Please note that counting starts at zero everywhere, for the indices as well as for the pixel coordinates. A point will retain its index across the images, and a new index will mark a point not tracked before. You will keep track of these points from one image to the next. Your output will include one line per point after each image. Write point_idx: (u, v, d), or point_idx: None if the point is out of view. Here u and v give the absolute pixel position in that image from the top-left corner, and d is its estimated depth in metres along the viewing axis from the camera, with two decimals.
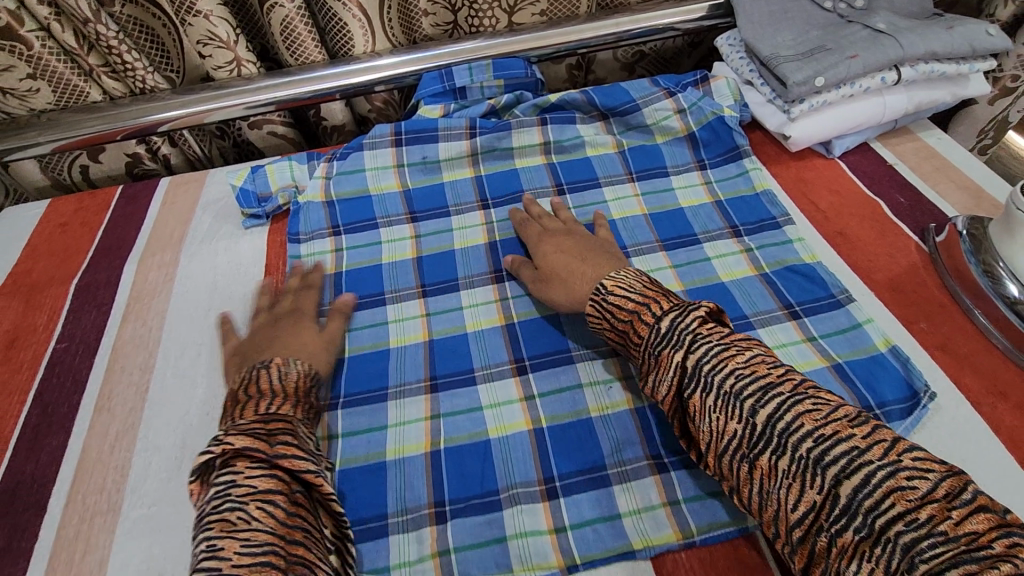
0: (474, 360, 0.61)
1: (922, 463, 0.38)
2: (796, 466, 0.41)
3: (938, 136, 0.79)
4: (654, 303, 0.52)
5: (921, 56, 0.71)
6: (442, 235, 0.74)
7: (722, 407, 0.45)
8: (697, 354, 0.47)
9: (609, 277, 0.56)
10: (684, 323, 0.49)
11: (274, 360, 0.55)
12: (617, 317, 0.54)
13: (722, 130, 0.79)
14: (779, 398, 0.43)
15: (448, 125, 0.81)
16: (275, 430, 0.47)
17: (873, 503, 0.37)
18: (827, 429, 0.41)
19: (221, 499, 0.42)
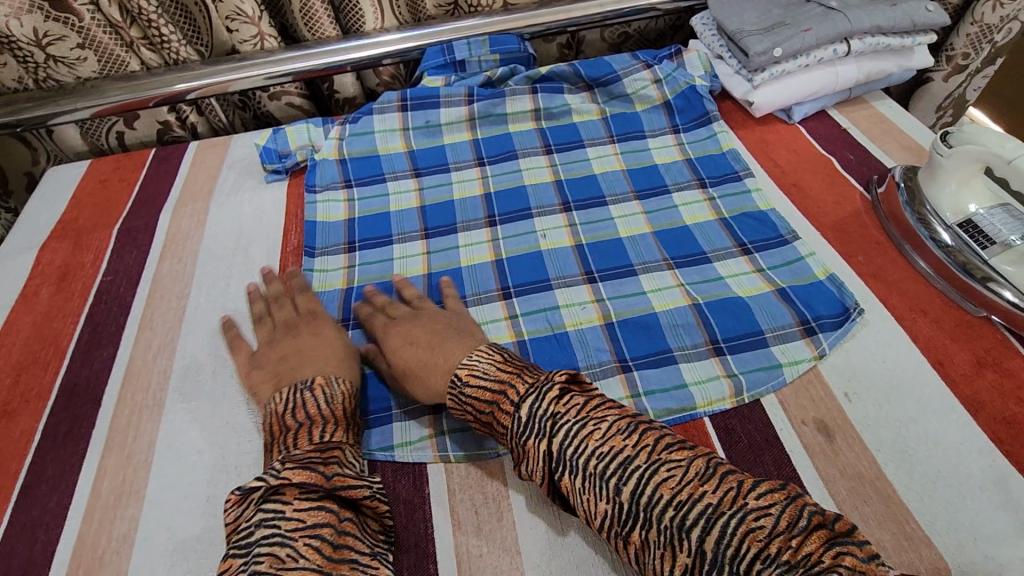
0: (467, 287, 0.70)
1: (765, 499, 0.39)
2: (663, 534, 0.40)
3: (889, 105, 0.89)
4: (510, 388, 0.50)
5: (868, 30, 0.81)
6: (442, 188, 0.83)
7: (589, 488, 0.43)
8: (558, 438, 0.45)
9: (467, 358, 0.54)
10: (539, 407, 0.47)
11: (317, 380, 0.57)
12: (480, 409, 0.51)
13: (695, 98, 0.88)
14: (637, 471, 0.42)
15: (449, 93, 0.90)
16: (329, 456, 0.49)
17: (734, 552, 0.37)
18: (682, 493, 0.40)
19: (269, 531, 0.43)
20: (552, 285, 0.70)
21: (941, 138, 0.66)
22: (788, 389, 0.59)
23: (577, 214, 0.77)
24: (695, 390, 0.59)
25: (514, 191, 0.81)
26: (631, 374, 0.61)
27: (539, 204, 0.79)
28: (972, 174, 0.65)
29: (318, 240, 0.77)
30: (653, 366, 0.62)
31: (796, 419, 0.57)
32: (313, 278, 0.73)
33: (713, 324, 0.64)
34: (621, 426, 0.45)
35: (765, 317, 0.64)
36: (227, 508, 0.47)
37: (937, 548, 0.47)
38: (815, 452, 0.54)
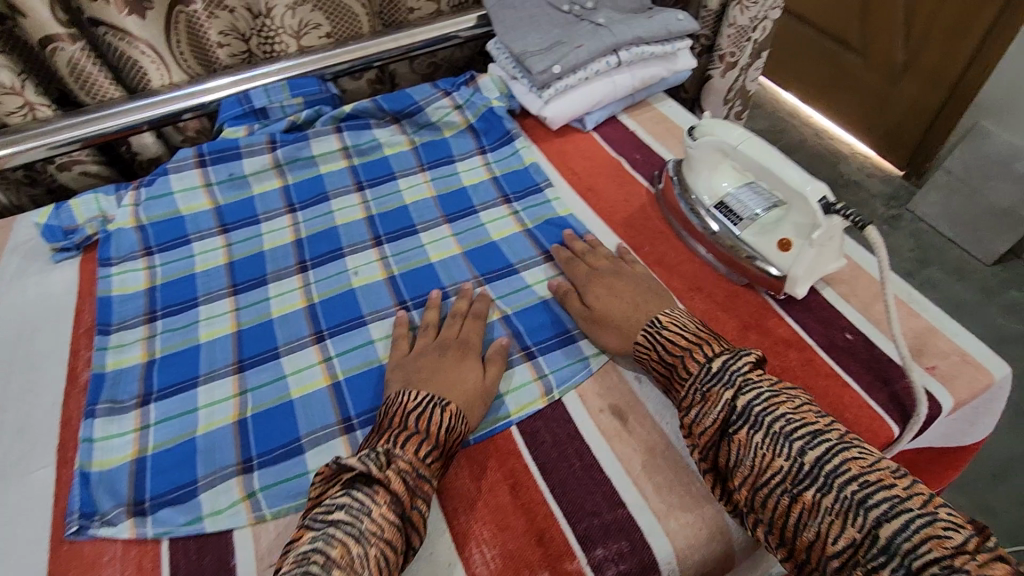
0: (278, 338, 0.68)
1: (953, 517, 0.42)
2: (851, 508, 0.43)
3: (669, 105, 0.99)
4: (705, 344, 0.56)
5: (631, 41, 0.89)
6: (253, 240, 0.81)
7: (769, 444, 0.48)
8: (747, 395, 0.51)
9: (669, 312, 0.61)
10: (736, 364, 0.53)
11: (449, 406, 0.55)
12: (669, 352, 0.57)
13: (494, 119, 0.93)
14: (826, 443, 0.47)
15: (249, 142, 0.88)
16: (418, 485, 0.50)
17: (912, 545, 0.41)
18: (872, 476, 0.44)
19: (352, 521, 0.45)
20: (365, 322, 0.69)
21: (690, 132, 0.73)
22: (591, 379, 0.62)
23: (388, 247, 0.78)
24: (509, 399, 0.60)
25: (326, 233, 0.81)
26: None
27: (350, 241, 0.79)
28: (719, 161, 0.72)
29: (114, 315, 0.72)
30: None
31: (594, 408, 0.60)
32: (105, 357, 0.68)
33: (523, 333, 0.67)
34: (813, 409, 0.50)
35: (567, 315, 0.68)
36: (313, 480, 0.51)
37: (716, 503, 0.53)
38: (612, 437, 0.57)
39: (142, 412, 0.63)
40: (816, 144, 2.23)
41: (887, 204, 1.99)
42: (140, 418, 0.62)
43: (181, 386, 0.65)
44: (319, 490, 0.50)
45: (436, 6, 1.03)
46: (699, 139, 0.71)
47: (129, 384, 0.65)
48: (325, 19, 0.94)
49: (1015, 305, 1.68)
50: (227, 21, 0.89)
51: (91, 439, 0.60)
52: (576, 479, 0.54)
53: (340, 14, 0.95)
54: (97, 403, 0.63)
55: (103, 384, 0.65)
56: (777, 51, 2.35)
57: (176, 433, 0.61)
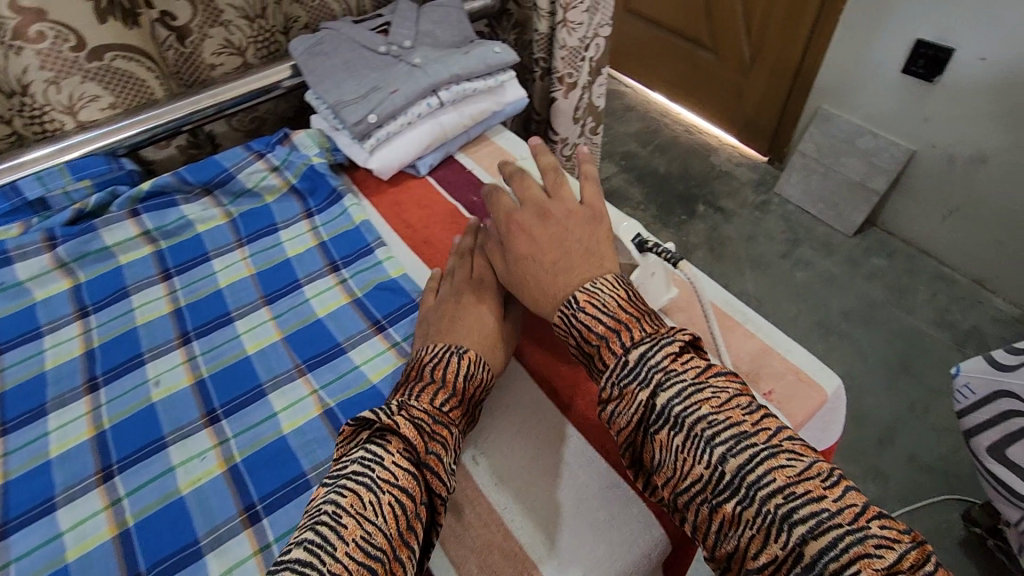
0: (55, 484, 0.57)
1: (888, 532, 0.39)
2: (771, 523, 0.40)
3: (506, 137, 0.96)
4: (624, 331, 0.52)
5: (449, 79, 0.85)
6: (32, 360, 0.68)
7: (688, 449, 0.45)
8: (666, 394, 0.47)
9: (588, 285, 0.55)
10: (654, 355, 0.49)
11: (468, 354, 0.57)
12: (586, 339, 0.54)
13: (318, 177, 0.85)
14: (753, 449, 0.43)
15: (20, 242, 0.75)
16: (435, 434, 0.50)
17: (838, 566, 0.38)
18: (800, 488, 0.41)
19: (362, 471, 0.44)
20: (165, 444, 0.59)
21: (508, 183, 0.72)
22: None
23: (198, 344, 0.69)
24: None
25: (123, 339, 0.70)
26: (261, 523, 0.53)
27: (153, 344, 0.69)
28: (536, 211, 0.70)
29: None
30: (284, 503, 0.54)
31: None
32: None
33: None
34: (742, 402, 0.46)
35: None
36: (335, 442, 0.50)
37: None
38: (445, 539, 0.52)
39: None
40: (688, 139, 2.32)
41: (758, 189, 2.09)
42: None
43: None
44: (339, 449, 0.50)
45: (242, 59, 0.94)
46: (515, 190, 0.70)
47: None
48: (104, 89, 0.82)
49: (879, 271, 1.80)
50: None
51: None
52: None
53: (122, 83, 0.84)
54: None
55: None
56: (640, 55, 2.43)
57: None
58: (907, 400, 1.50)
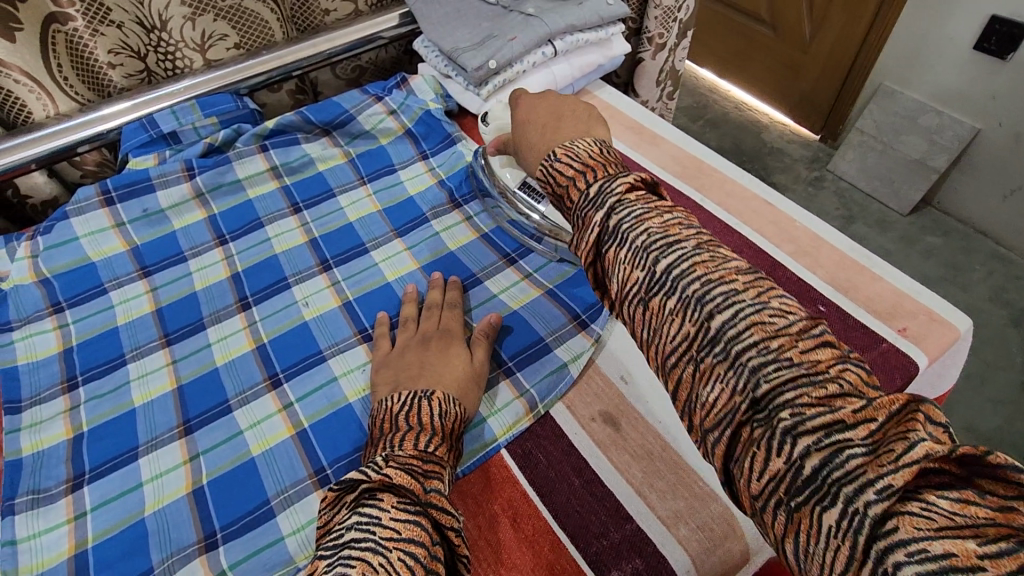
0: (228, 390, 0.61)
1: (935, 424, 0.30)
2: (737, 372, 0.34)
3: (608, 91, 0.97)
4: (593, 171, 0.44)
5: (564, 29, 0.86)
6: (182, 281, 0.72)
7: (668, 307, 0.37)
8: (643, 250, 0.38)
9: (568, 143, 0.49)
10: (615, 189, 0.42)
11: (437, 393, 0.53)
12: (558, 183, 0.46)
13: (433, 122, 0.88)
14: (739, 304, 0.35)
15: (161, 171, 0.79)
16: (428, 472, 0.45)
17: (791, 443, 0.31)
18: (778, 345, 0.33)
19: (362, 536, 0.38)
20: (326, 358, 0.63)
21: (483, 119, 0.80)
22: (575, 389, 0.59)
23: (339, 271, 0.72)
24: (493, 422, 0.57)
25: (265, 264, 0.73)
26: None
27: (295, 269, 0.72)
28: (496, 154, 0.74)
29: (24, 388, 0.62)
30: None
31: (584, 418, 0.57)
32: (20, 440, 0.58)
33: (497, 348, 0.63)
34: (716, 254, 0.38)
35: (540, 321, 0.66)
36: (318, 515, 0.44)
37: (721, 500, 0.51)
38: (606, 444, 0.55)
39: (75, 499, 0.54)
40: (738, 115, 2.32)
41: (810, 166, 2.10)
42: (73, 505, 0.54)
43: (118, 461, 0.56)
44: (325, 523, 0.43)
45: (353, 6, 0.95)
46: (490, 123, 0.80)
47: (53, 468, 0.56)
48: (231, 29, 0.85)
49: (933, 249, 1.81)
50: (116, 38, 0.78)
51: (15, 541, 0.51)
52: (574, 500, 0.52)
53: (246, 23, 0.86)
54: (17, 496, 0.54)
55: (21, 471, 0.56)
56: None
57: (119, 518, 0.53)
58: (963, 372, 1.52)
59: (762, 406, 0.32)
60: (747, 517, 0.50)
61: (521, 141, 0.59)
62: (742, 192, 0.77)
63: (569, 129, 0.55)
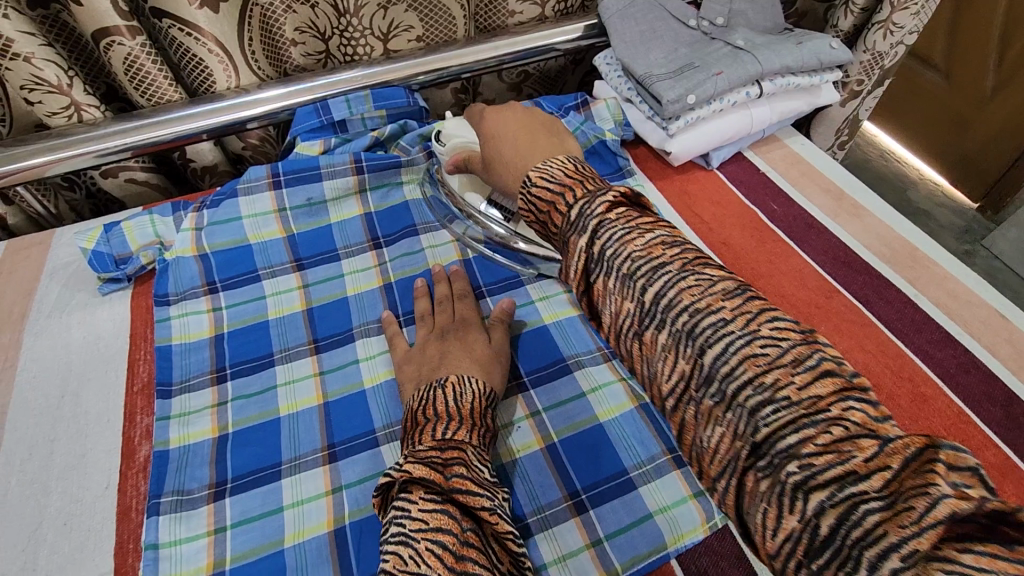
0: (374, 418, 0.58)
1: None
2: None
3: (801, 142, 0.86)
4: (570, 191, 0.47)
5: (777, 70, 0.76)
6: (335, 283, 0.69)
7: (621, 289, 0.42)
8: (600, 238, 0.43)
9: (538, 166, 0.51)
10: (592, 209, 0.45)
11: (450, 379, 0.53)
12: (540, 208, 0.49)
13: (607, 153, 0.81)
14: (665, 275, 0.41)
15: (330, 162, 0.75)
16: (450, 457, 0.46)
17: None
18: None
19: (394, 530, 0.41)
20: None
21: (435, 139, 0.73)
22: None
23: (491, 302, 0.68)
24: (662, 522, 0.50)
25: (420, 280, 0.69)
26: (588, 515, 0.51)
27: None
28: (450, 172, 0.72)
29: (176, 371, 0.61)
30: (611, 499, 0.52)
31: None
32: (169, 431, 0.56)
33: (667, 430, 0.56)
34: None
35: None
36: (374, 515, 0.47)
37: None
38: None
39: (216, 509, 0.52)
40: (883, 165, 2.11)
41: (960, 238, 1.89)
42: (214, 515, 0.51)
43: (260, 476, 0.54)
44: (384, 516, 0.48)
45: (540, 10, 0.89)
46: (445, 142, 0.72)
47: (198, 469, 0.54)
48: (418, 21, 0.81)
49: None
50: (307, 16, 0.76)
51: (157, 545, 0.49)
52: None
53: (434, 17, 0.81)
54: (162, 495, 0.52)
55: (167, 465, 0.54)
56: None
57: (260, 542, 0.50)
58: None
59: None
60: None
61: (493, 154, 0.61)
62: (967, 294, 0.66)
63: (546, 151, 0.56)
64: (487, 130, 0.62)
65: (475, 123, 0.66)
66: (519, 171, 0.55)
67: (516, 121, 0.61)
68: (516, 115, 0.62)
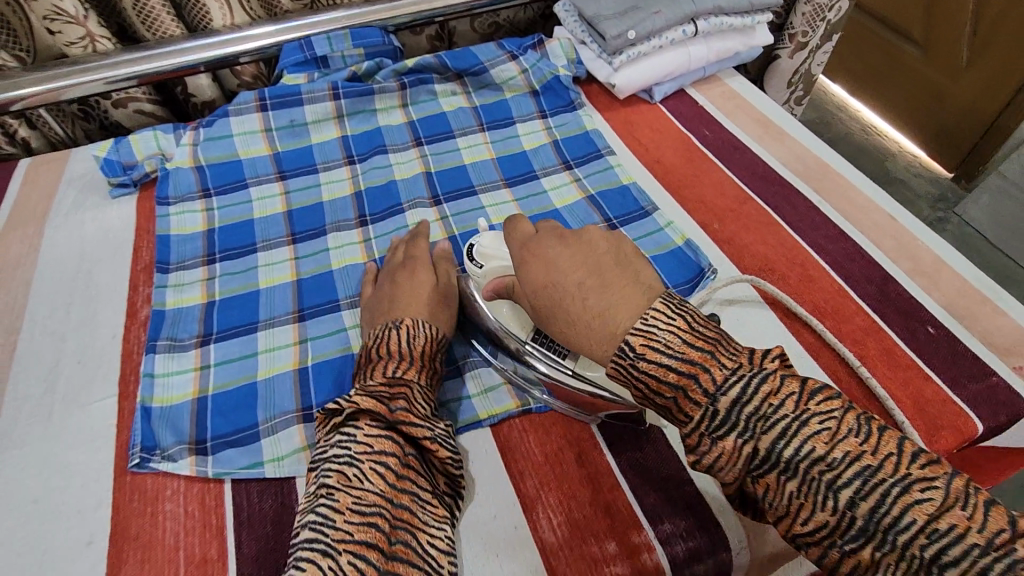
0: (339, 291, 0.68)
1: (929, 470, 0.34)
2: (822, 492, 0.35)
3: (739, 81, 0.95)
4: (703, 371, 0.39)
5: (710, 10, 0.85)
6: (311, 190, 0.79)
7: (711, 421, 0.38)
8: (713, 389, 0.39)
9: (641, 321, 0.42)
10: (751, 394, 0.38)
11: (404, 321, 0.56)
12: (653, 390, 0.41)
13: (560, 87, 0.90)
14: (744, 381, 0.38)
15: (311, 89, 0.86)
16: (399, 389, 0.50)
17: (893, 520, 0.33)
18: (838, 452, 0.35)
19: (340, 452, 0.45)
20: None
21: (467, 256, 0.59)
22: None
23: (447, 206, 0.77)
24: None
25: (386, 188, 0.79)
26: None
27: (410, 197, 0.78)
28: (491, 301, 0.57)
29: (173, 254, 0.71)
30: None
31: None
32: (166, 295, 0.67)
33: None
34: (853, 423, 0.36)
35: None
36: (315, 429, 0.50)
37: None
38: None
39: (202, 352, 0.62)
40: (863, 137, 2.17)
41: (934, 205, 1.94)
42: (201, 357, 0.62)
43: (240, 329, 0.64)
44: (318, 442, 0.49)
45: None
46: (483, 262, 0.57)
47: (189, 324, 0.64)
48: None
49: None
50: None
51: (153, 374, 0.59)
52: (640, 455, 0.53)
53: None
54: (158, 339, 0.62)
55: (164, 320, 0.64)
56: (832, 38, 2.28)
57: (237, 376, 0.60)
58: None
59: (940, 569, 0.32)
60: None
61: (550, 305, 0.48)
62: (865, 201, 0.75)
63: (621, 294, 0.44)
64: (539, 281, 0.49)
65: (517, 245, 0.53)
66: (555, 287, 0.47)
67: (571, 257, 0.48)
68: (565, 248, 0.49)
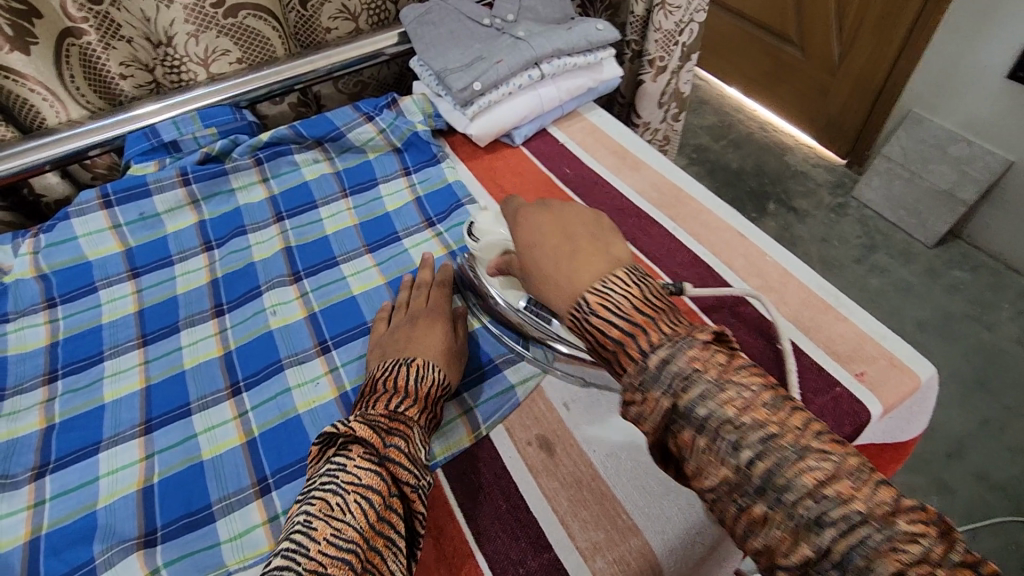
0: (190, 392, 0.65)
1: (825, 445, 0.39)
2: (661, 384, 0.42)
3: (598, 114, 0.97)
4: (642, 333, 0.44)
5: (552, 53, 0.87)
6: (165, 284, 0.76)
7: (654, 390, 0.43)
8: (686, 396, 0.41)
9: (601, 283, 0.48)
10: (680, 358, 0.42)
11: (415, 361, 0.58)
12: (600, 344, 0.46)
13: (421, 142, 0.90)
14: (705, 383, 0.41)
15: (158, 177, 0.83)
16: (393, 430, 0.51)
17: (786, 481, 0.37)
18: (747, 415, 0.40)
19: (328, 479, 0.45)
20: (284, 367, 0.66)
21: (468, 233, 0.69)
22: (516, 410, 0.60)
23: (307, 282, 0.75)
24: (435, 440, 0.58)
25: (243, 272, 0.77)
26: None
27: (268, 277, 0.76)
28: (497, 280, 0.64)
29: (10, 377, 0.67)
30: None
31: (521, 442, 0.58)
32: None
33: None
34: (769, 398, 0.41)
35: (491, 343, 0.67)
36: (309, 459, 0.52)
37: (641, 534, 0.51)
38: (538, 470, 0.55)
39: (37, 486, 0.58)
40: (762, 135, 2.26)
41: (833, 192, 2.03)
42: (35, 492, 0.57)
43: (80, 453, 0.60)
44: (313, 466, 0.50)
45: (354, 24, 0.99)
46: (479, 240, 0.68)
47: (24, 456, 0.60)
48: (234, 45, 0.89)
49: (958, 285, 1.74)
50: (127, 51, 0.84)
51: None
52: (500, 530, 0.52)
53: (249, 40, 0.90)
54: None
55: None
56: (719, 46, 2.38)
57: (76, 507, 0.56)
58: (979, 417, 1.43)
59: (790, 513, 0.37)
60: (666, 554, 0.50)
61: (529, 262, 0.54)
62: (715, 222, 0.77)
63: (588, 262, 0.50)
64: (524, 238, 0.56)
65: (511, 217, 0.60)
66: (536, 247, 0.54)
67: (555, 222, 0.55)
68: (551, 214, 0.57)
